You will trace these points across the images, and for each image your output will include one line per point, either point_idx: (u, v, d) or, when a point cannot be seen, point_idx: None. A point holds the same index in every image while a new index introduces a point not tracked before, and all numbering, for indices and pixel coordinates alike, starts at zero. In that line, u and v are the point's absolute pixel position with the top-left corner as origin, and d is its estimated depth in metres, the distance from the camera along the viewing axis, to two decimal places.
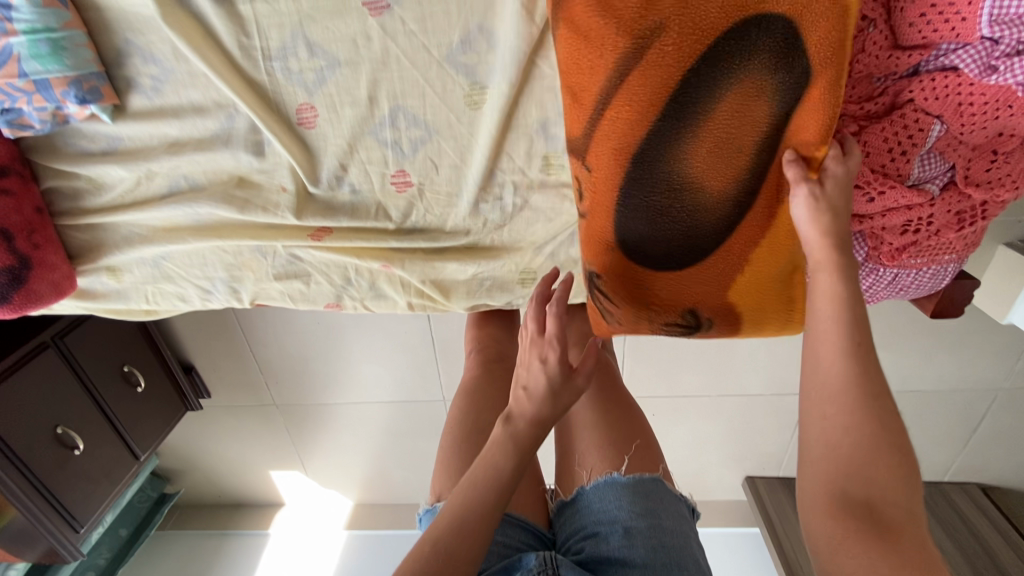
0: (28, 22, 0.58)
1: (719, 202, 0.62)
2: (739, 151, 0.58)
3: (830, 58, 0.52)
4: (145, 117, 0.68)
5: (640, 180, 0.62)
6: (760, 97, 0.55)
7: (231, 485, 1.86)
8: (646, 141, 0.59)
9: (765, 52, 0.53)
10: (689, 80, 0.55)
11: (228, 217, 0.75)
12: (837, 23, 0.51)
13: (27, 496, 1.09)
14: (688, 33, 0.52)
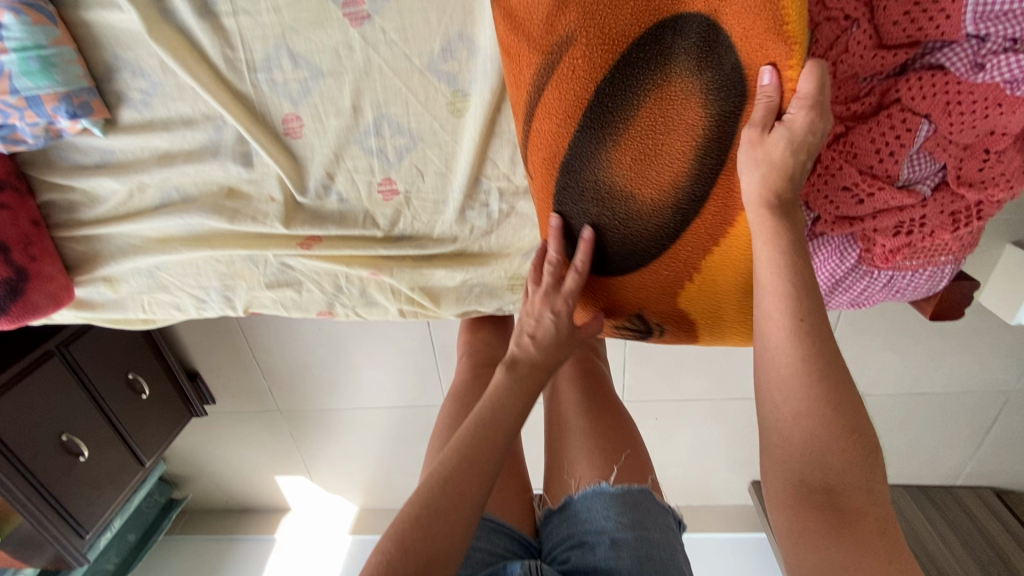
0: (17, 40, 0.59)
1: (657, 208, 0.61)
2: (671, 156, 0.58)
3: (760, 48, 0.49)
4: (135, 130, 0.70)
5: (575, 190, 0.63)
6: (683, 99, 0.55)
7: (238, 490, 1.88)
8: (574, 149, 0.61)
9: (683, 53, 0.54)
10: (605, 89, 0.57)
11: (219, 226, 0.76)
12: (763, 11, 0.48)
13: (33, 502, 1.11)
14: (598, 41, 0.56)
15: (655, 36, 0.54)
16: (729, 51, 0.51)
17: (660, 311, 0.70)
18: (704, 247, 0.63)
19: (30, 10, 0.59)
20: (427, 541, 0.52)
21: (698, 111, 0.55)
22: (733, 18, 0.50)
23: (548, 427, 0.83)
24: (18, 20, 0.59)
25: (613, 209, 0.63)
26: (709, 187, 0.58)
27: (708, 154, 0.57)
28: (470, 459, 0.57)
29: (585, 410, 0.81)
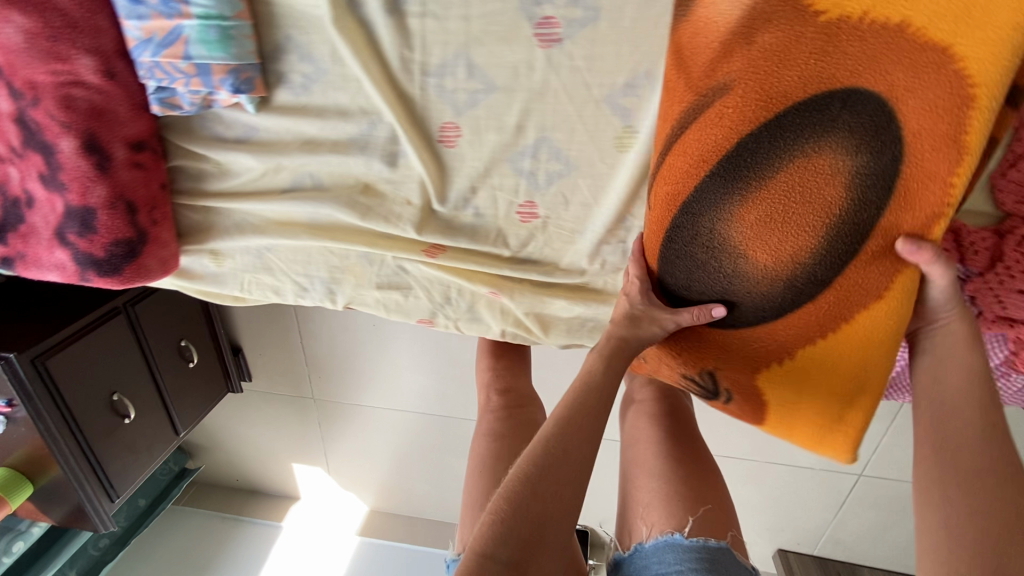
0: (204, 8, 0.58)
1: (772, 276, 0.56)
2: (802, 230, 0.54)
3: (932, 149, 0.49)
4: (286, 111, 0.68)
5: (683, 235, 0.59)
6: (833, 174, 0.51)
7: (252, 471, 1.85)
8: (694, 197, 0.57)
9: (845, 128, 0.50)
10: (747, 142, 0.53)
11: (345, 220, 0.74)
12: (948, 115, 0.48)
13: (77, 458, 1.08)
14: (756, 95, 0.52)
15: (821, 102, 0.50)
16: (897, 139, 0.49)
17: (733, 379, 0.66)
18: (810, 334, 0.59)
19: None
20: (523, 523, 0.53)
21: (841, 187, 0.51)
22: (911, 110, 0.48)
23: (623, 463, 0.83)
24: None
25: (717, 266, 0.58)
26: (834, 268, 0.55)
27: (845, 236, 0.53)
28: (559, 450, 0.58)
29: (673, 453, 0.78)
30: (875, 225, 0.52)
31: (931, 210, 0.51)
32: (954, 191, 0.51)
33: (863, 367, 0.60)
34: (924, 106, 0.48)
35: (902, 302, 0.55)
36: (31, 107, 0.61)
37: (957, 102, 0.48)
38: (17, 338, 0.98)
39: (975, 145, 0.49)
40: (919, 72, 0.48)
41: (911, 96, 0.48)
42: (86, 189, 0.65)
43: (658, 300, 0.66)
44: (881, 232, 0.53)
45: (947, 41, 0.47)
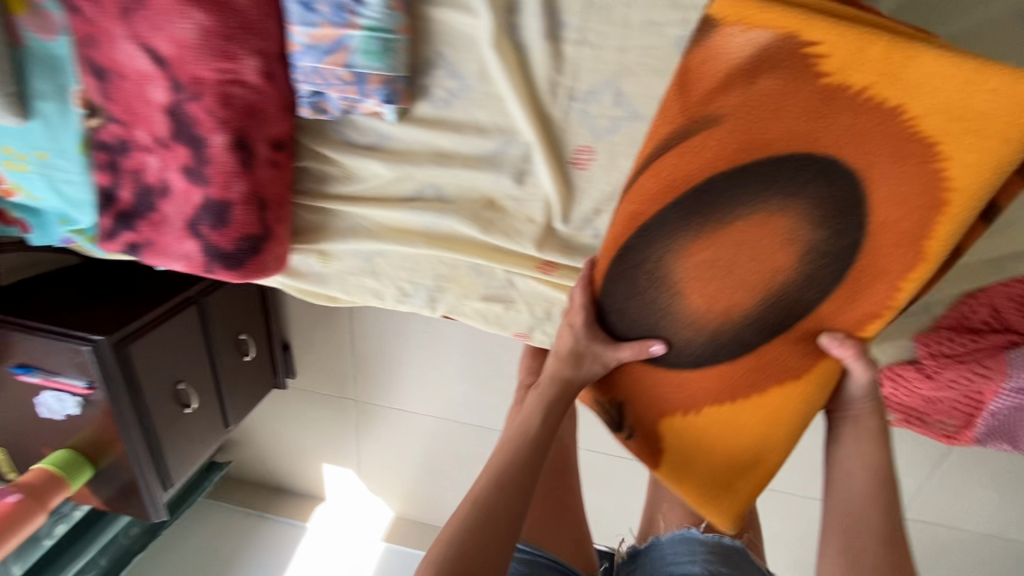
0: (372, 20, 0.60)
1: (707, 311, 0.63)
2: (754, 279, 0.61)
3: (893, 245, 0.58)
4: (424, 124, 0.70)
5: (641, 260, 0.64)
6: (788, 240, 0.59)
7: (280, 468, 1.84)
8: (654, 222, 0.62)
9: (813, 198, 0.58)
10: (717, 182, 0.59)
11: (465, 232, 0.76)
12: (910, 212, 0.57)
13: (141, 447, 1.08)
14: (740, 138, 0.57)
15: (801, 160, 0.57)
16: (856, 226, 0.58)
17: (638, 416, 0.72)
18: (722, 395, 0.66)
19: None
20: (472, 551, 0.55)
21: (794, 256, 0.60)
22: (881, 203, 0.57)
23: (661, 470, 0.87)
24: (382, 3, 0.59)
25: (662, 294, 0.64)
26: (755, 322, 0.63)
27: (784, 298, 0.61)
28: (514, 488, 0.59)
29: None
30: (812, 298, 0.61)
31: (886, 289, 0.60)
32: (902, 292, 0.60)
33: (763, 435, 0.67)
34: (898, 197, 0.56)
35: (813, 391, 0.64)
36: (188, 101, 0.63)
37: (921, 202, 0.56)
38: (100, 321, 0.98)
39: (935, 247, 0.58)
40: (899, 162, 0.55)
41: (893, 178, 0.56)
42: (228, 183, 0.67)
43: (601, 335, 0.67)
44: (823, 308, 0.62)
45: (938, 139, 0.54)
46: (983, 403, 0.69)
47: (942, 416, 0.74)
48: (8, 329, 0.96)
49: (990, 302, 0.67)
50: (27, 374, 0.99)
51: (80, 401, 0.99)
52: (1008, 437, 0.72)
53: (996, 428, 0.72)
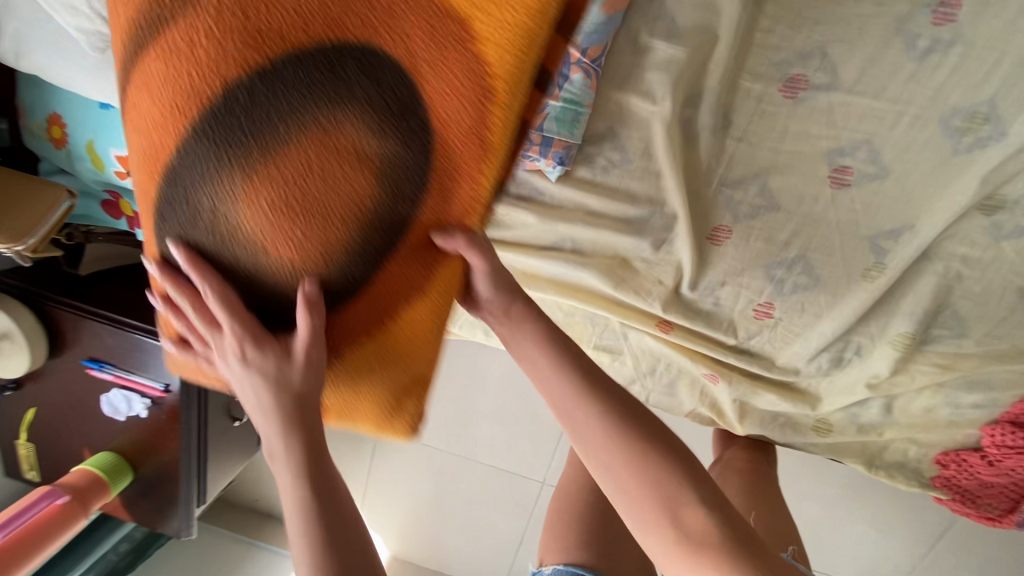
0: (571, 94, 0.68)
1: (298, 267, 0.51)
2: (319, 211, 0.50)
3: (459, 146, 0.51)
4: (581, 186, 0.78)
5: (184, 186, 0.50)
6: (353, 156, 0.49)
7: (277, 493, 1.75)
8: (179, 164, 0.49)
9: (361, 99, 0.48)
10: (237, 99, 0.47)
11: (595, 286, 0.82)
12: (470, 107, 0.49)
13: (192, 458, 1.03)
14: (240, 32, 0.46)
15: (333, 59, 0.47)
16: (422, 130, 0.50)
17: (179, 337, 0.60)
18: (381, 319, 0.56)
19: (596, 77, 0.68)
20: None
21: (364, 175, 0.50)
22: (433, 97, 0.49)
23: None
24: (585, 81, 0.67)
25: (216, 227, 0.50)
26: (377, 255, 0.53)
27: (371, 216, 0.51)
28: (290, 483, 0.53)
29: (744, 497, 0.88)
30: (411, 208, 0.52)
31: (467, 187, 0.53)
32: (489, 162, 0.53)
33: (406, 347, 0.59)
34: (447, 91, 0.49)
35: (441, 300, 0.58)
36: None
37: (474, 88, 0.49)
38: None
39: (498, 115, 0.50)
40: (440, 42, 0.48)
41: (429, 73, 0.48)
42: None
43: (207, 316, 0.54)
44: (432, 203, 0.53)
45: (465, 17, 0.47)
46: None
47: (982, 496, 0.84)
48: (91, 320, 0.93)
49: None
50: (97, 369, 0.96)
51: (148, 404, 0.96)
52: None
53: None
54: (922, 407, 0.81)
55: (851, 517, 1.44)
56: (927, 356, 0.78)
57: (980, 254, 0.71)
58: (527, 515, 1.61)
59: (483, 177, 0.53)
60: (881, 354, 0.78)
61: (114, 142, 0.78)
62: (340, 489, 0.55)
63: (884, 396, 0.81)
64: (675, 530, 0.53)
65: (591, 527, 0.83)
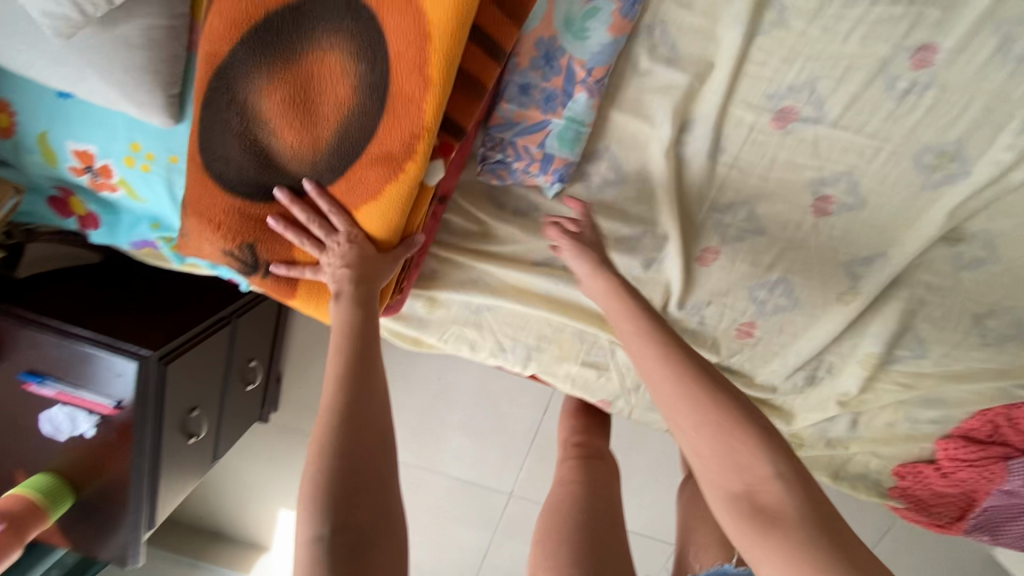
0: (574, 112, 0.68)
1: (298, 166, 0.62)
2: (319, 113, 0.59)
3: (408, 51, 0.53)
4: (576, 203, 0.78)
5: (218, 98, 0.59)
6: (338, 87, 0.57)
7: (225, 510, 1.65)
8: (226, 62, 0.58)
9: (347, 30, 0.55)
10: (273, 17, 0.56)
11: (586, 303, 0.82)
12: (415, 42, 0.53)
13: (146, 480, 0.95)
14: None
15: (334, 5, 0.55)
16: (383, 55, 0.54)
17: (271, 253, 0.66)
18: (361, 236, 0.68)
19: (598, 98, 0.68)
20: (347, 472, 0.54)
21: (348, 91, 0.57)
22: (392, 22, 0.53)
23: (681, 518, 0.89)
24: (587, 101, 0.67)
25: (237, 127, 0.60)
26: (343, 166, 0.60)
27: (341, 137, 0.59)
28: (335, 377, 0.59)
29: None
30: (365, 135, 0.58)
31: (405, 133, 0.56)
32: (428, 118, 0.55)
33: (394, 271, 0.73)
34: (403, 31, 0.53)
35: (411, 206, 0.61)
36: None
37: (420, 37, 0.52)
38: (141, 332, 0.89)
39: (437, 77, 0.54)
40: (396, 2, 0.53)
41: (392, 12, 0.53)
42: None
43: (231, 183, 0.63)
44: (377, 141, 0.58)
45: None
46: (978, 499, 0.87)
47: (936, 506, 0.91)
48: (32, 329, 0.84)
49: (992, 421, 0.81)
50: (37, 384, 0.87)
51: (96, 422, 0.88)
52: (989, 530, 0.89)
53: (980, 523, 0.89)
54: (884, 423, 0.86)
55: None
56: (891, 376, 0.83)
57: (942, 282, 0.77)
58: (492, 528, 1.59)
59: (427, 109, 0.55)
60: (851, 373, 0.82)
61: (74, 135, 0.72)
62: (371, 422, 0.58)
63: (852, 412, 0.86)
64: (738, 494, 0.48)
65: (582, 551, 0.83)
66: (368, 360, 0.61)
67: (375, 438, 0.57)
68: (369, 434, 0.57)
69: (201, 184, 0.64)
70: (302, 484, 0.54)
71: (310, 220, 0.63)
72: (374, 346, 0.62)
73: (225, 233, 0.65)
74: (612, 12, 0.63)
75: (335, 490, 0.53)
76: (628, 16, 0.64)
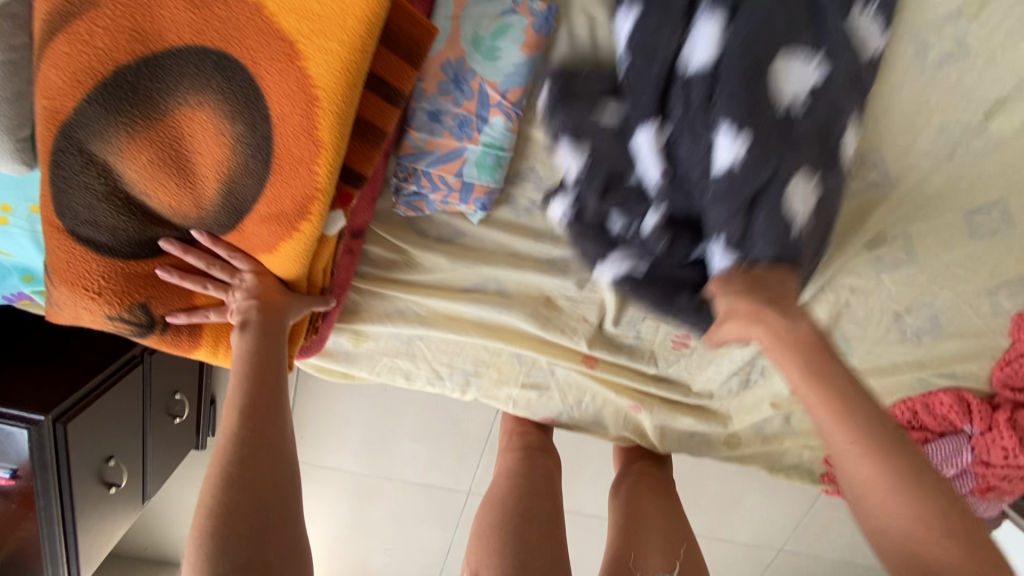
0: (490, 138, 0.63)
1: (183, 221, 0.53)
2: (200, 173, 0.50)
3: (292, 112, 0.46)
4: (503, 225, 0.73)
5: (68, 160, 0.49)
6: (217, 145, 0.48)
7: (169, 537, 1.57)
8: (73, 119, 0.47)
9: (218, 87, 0.46)
10: (127, 71, 0.45)
11: (521, 326, 0.79)
12: (299, 106, 0.46)
13: (60, 542, 0.90)
14: (127, 23, 0.44)
15: (203, 57, 0.45)
16: (267, 119, 0.47)
17: (167, 306, 0.58)
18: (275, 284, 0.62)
19: (516, 120, 0.63)
20: (245, 507, 0.50)
21: (229, 151, 0.48)
22: (269, 84, 0.45)
23: (624, 523, 0.98)
24: (505, 124, 0.62)
25: (101, 189, 0.50)
26: (237, 225, 0.53)
27: (230, 198, 0.51)
28: (234, 398, 0.54)
29: (660, 521, 0.97)
30: (256, 197, 0.51)
31: (298, 198, 0.50)
32: (322, 182, 0.49)
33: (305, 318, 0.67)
34: (283, 91, 0.45)
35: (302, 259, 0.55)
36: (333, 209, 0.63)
37: (305, 99, 0.45)
38: (38, 392, 0.82)
39: (330, 140, 0.47)
40: (273, 58, 0.44)
41: (267, 70, 0.45)
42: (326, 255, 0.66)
43: (98, 241, 0.53)
44: (269, 202, 0.51)
45: (295, 37, 0.44)
46: None
47: None
48: None
49: (911, 408, 0.87)
50: None
51: None
52: None
53: None
54: (815, 416, 0.89)
55: (748, 492, 1.60)
56: None
57: (864, 284, 0.78)
58: (453, 527, 1.60)
59: (321, 167, 0.48)
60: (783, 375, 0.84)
61: None
62: (277, 447, 0.54)
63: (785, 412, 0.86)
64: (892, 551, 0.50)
65: (519, 544, 0.86)
66: (271, 393, 0.56)
67: (279, 470, 0.53)
68: (271, 466, 0.53)
69: (65, 252, 0.53)
70: (193, 521, 0.50)
71: (211, 265, 0.56)
72: (279, 378, 0.57)
73: (107, 300, 0.55)
74: (524, 28, 0.58)
75: (232, 527, 0.48)
76: (543, 30, 0.58)
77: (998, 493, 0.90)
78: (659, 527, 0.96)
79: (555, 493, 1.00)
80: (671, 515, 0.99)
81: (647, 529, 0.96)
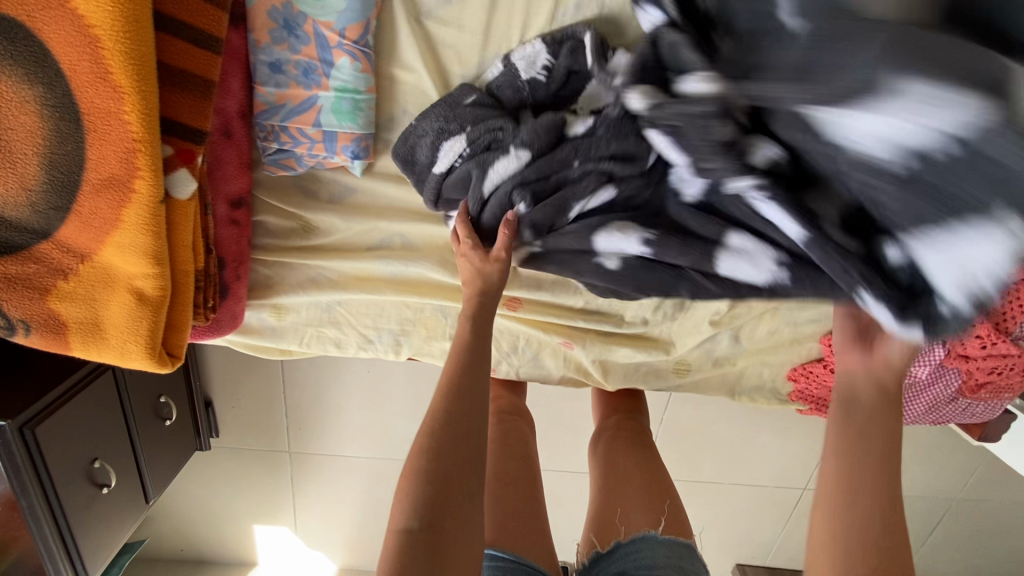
0: (342, 82, 0.61)
1: (17, 210, 0.52)
2: (16, 150, 0.50)
3: (82, 61, 0.46)
4: (391, 176, 0.72)
5: None
6: (27, 116, 0.48)
7: (201, 538, 1.67)
8: None
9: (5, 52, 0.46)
10: None
11: (433, 277, 0.78)
12: (84, 52, 0.45)
13: (54, 543, 0.96)
14: None
15: None
16: (61, 75, 0.47)
17: (21, 310, 0.56)
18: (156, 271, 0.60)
19: (365, 60, 0.61)
20: (437, 483, 0.56)
21: (39, 119, 0.48)
22: (50, 35, 0.45)
23: (605, 479, 0.95)
24: (354, 65, 0.61)
25: None
26: (70, 201, 0.52)
27: (55, 170, 0.51)
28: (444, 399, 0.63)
29: (639, 472, 0.93)
30: (79, 163, 0.50)
31: (121, 153, 0.49)
32: (138, 131, 0.49)
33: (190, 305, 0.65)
34: (64, 38, 0.45)
35: (150, 226, 0.53)
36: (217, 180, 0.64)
37: (86, 42, 0.45)
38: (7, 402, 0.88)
39: (130, 84, 0.47)
40: (42, 5, 0.44)
41: (42, 19, 0.45)
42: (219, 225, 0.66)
43: None
44: (95, 167, 0.50)
45: None
46: None
47: None
48: None
49: None
50: None
51: None
52: None
53: None
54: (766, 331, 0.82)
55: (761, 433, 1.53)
56: None
57: None
58: None
59: (131, 113, 0.48)
60: None
61: None
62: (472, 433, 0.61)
63: (730, 334, 0.80)
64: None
65: None
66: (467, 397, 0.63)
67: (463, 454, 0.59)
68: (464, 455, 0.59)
69: None
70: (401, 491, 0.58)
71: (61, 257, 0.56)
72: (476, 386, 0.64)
73: None
74: None
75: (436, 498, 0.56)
76: None
77: (988, 391, 0.81)
78: (637, 476, 0.93)
79: (530, 456, 0.97)
80: (649, 461, 0.97)
81: (625, 481, 0.92)
